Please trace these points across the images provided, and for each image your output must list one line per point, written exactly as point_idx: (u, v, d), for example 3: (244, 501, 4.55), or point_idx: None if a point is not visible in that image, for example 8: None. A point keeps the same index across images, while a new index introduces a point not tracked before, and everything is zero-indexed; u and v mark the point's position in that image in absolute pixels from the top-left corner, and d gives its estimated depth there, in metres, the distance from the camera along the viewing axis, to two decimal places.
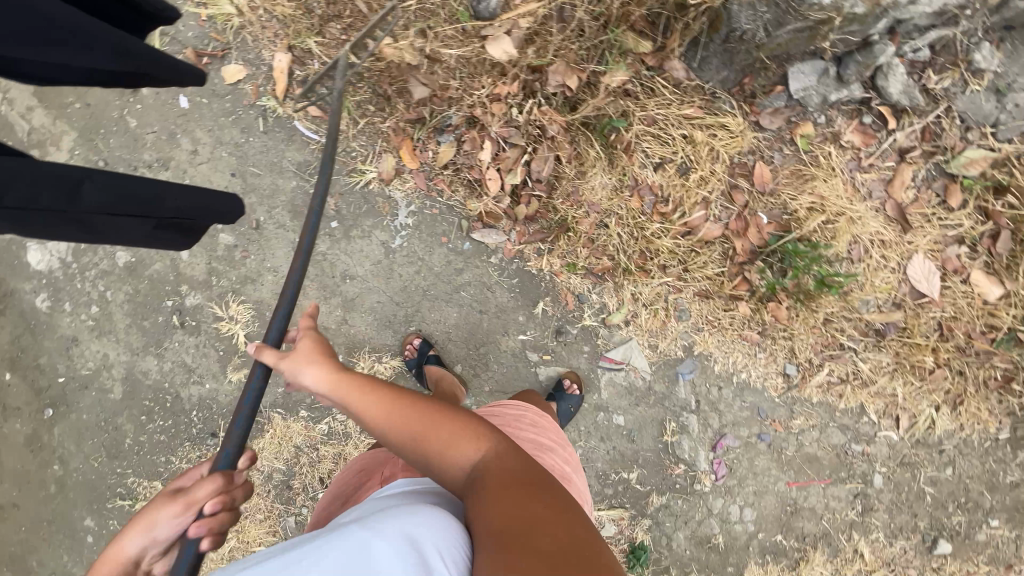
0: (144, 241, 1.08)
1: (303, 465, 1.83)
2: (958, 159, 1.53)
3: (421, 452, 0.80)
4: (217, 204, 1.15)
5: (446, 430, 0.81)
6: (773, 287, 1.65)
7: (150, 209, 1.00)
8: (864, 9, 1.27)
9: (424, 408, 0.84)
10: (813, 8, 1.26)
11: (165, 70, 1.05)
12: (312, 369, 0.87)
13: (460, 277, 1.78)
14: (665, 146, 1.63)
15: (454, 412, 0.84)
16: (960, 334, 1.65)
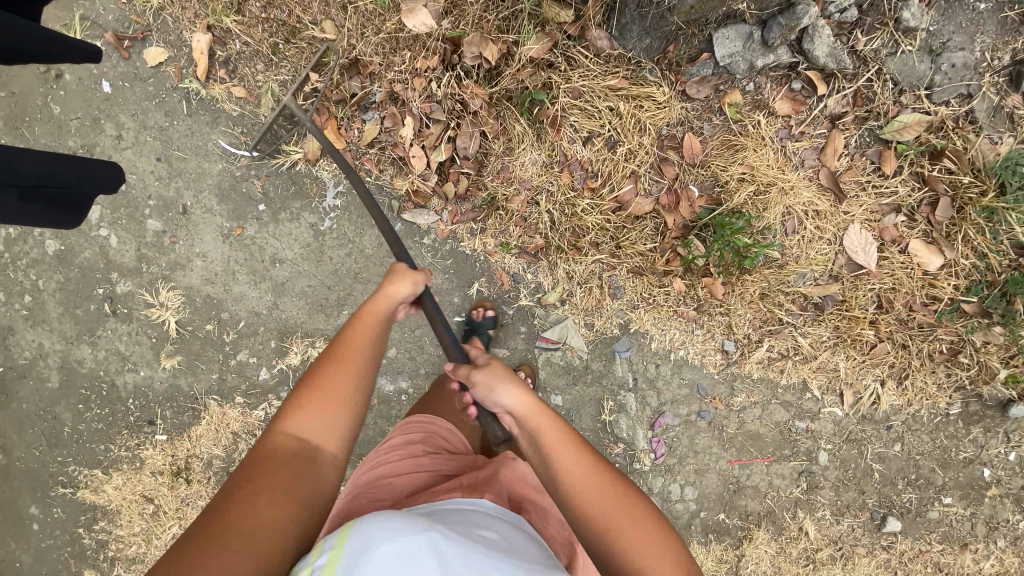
0: (26, 217, 1.04)
1: (242, 451, 1.82)
2: (892, 124, 1.47)
3: (610, 542, 0.80)
4: (91, 173, 1.15)
5: (628, 528, 0.80)
6: (692, 263, 1.62)
7: (14, 174, 0.97)
8: None
9: (621, 491, 0.83)
10: None
11: (32, 38, 1.00)
12: (508, 388, 0.90)
13: (392, 259, 1.74)
14: (592, 120, 1.58)
15: (645, 513, 0.82)
16: (900, 306, 1.60)
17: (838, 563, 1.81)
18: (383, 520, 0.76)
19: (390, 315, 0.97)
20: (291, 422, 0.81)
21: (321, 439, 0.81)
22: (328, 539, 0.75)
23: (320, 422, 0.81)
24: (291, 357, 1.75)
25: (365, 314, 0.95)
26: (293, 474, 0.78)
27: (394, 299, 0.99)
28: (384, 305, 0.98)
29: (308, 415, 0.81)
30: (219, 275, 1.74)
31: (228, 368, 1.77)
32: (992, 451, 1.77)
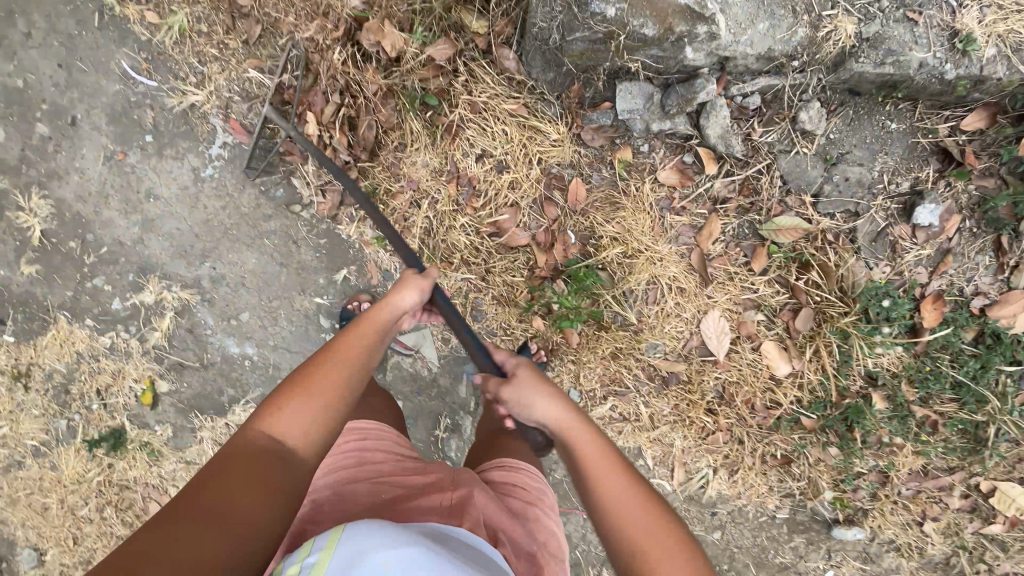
0: None
1: (83, 372, 1.82)
2: (771, 222, 1.44)
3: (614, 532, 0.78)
4: None
5: (629, 512, 0.78)
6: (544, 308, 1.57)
7: None
8: (653, 32, 1.20)
9: (625, 480, 0.82)
10: (596, 18, 1.20)
11: None
12: (540, 403, 0.96)
13: (267, 224, 1.71)
14: (488, 139, 1.54)
15: (660, 507, 0.79)
16: (742, 401, 1.59)
17: None
18: (372, 531, 0.67)
19: (393, 311, 1.01)
20: (269, 422, 0.73)
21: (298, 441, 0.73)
22: (315, 540, 0.66)
23: (300, 429, 0.74)
24: (145, 295, 1.75)
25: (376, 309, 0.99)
26: (258, 470, 0.68)
27: (402, 302, 1.04)
28: (395, 303, 1.03)
29: (295, 415, 0.75)
30: (92, 195, 1.72)
31: (83, 290, 1.77)
32: (810, 564, 1.72)
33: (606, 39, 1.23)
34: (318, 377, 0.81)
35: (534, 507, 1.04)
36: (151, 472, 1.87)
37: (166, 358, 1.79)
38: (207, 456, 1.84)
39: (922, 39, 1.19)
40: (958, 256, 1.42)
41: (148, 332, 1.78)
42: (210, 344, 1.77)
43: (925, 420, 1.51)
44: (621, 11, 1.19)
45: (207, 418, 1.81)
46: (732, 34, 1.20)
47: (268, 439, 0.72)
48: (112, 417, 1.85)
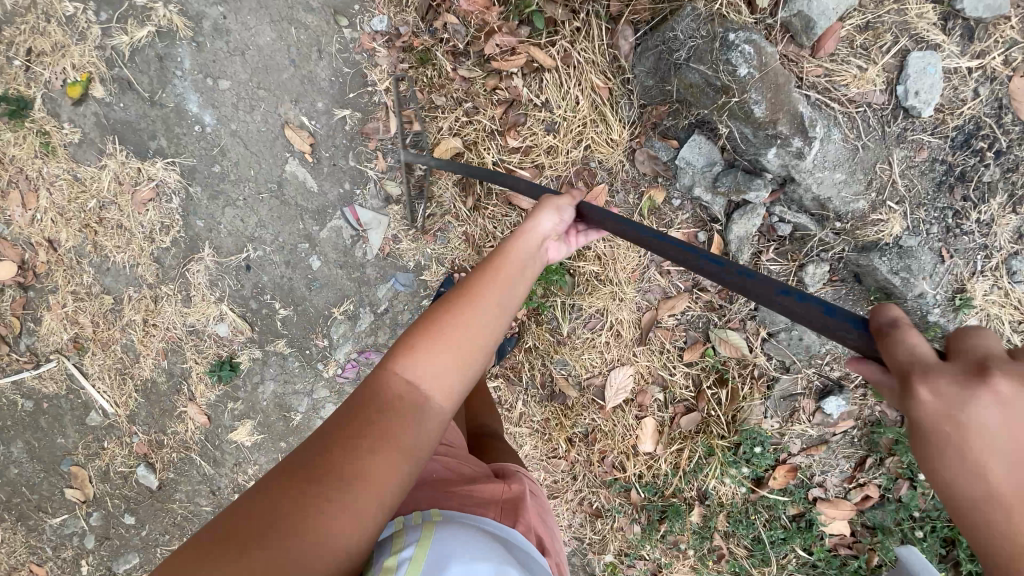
0: None
1: (24, 22, 1.57)
2: (723, 329, 1.52)
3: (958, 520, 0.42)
4: None
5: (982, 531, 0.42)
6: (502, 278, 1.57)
7: None
8: (761, 117, 1.19)
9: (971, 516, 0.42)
10: (726, 66, 1.18)
11: None
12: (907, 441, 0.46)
13: (303, 16, 1.54)
14: (557, 96, 1.47)
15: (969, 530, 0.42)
16: (597, 449, 1.69)
17: None
18: (459, 535, 0.69)
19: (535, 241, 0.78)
20: (397, 363, 0.59)
21: (441, 390, 0.59)
22: (409, 533, 0.67)
23: (438, 367, 0.59)
24: None
25: (514, 239, 0.77)
26: (395, 420, 0.55)
27: (547, 226, 0.81)
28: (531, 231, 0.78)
29: (436, 345, 0.60)
30: None
31: None
32: None
33: (720, 90, 1.22)
34: (477, 297, 0.65)
35: (556, 516, 1.04)
36: (30, 162, 1.65)
37: (115, 66, 1.56)
38: (98, 186, 1.65)
39: (936, 277, 1.28)
40: (829, 449, 1.57)
41: (115, 29, 1.55)
42: (171, 85, 1.58)
43: (716, 551, 1.68)
44: (750, 76, 1.17)
45: (121, 151, 1.62)
46: (814, 163, 1.23)
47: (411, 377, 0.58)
48: (25, 83, 1.60)
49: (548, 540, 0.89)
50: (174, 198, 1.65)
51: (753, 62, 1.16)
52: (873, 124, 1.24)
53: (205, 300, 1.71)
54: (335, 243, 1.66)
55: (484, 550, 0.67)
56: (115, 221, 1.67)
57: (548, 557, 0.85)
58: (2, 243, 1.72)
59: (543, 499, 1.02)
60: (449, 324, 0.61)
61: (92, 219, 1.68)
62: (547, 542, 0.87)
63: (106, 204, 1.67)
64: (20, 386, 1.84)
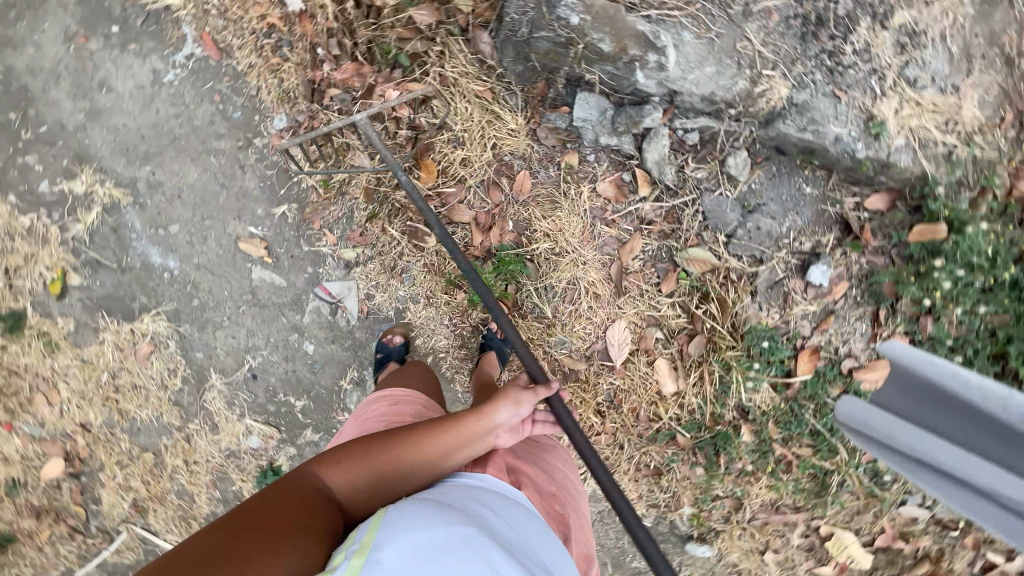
0: None
1: None
2: (686, 250, 1.53)
3: None
4: None
5: None
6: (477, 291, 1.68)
7: None
8: (610, 48, 1.32)
9: None
10: (561, 21, 1.32)
11: None
12: None
13: (217, 143, 1.71)
14: (449, 114, 1.58)
15: None
16: (627, 409, 1.70)
17: None
18: (411, 514, 0.72)
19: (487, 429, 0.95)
20: (322, 468, 0.85)
21: (354, 494, 0.85)
22: (360, 532, 0.70)
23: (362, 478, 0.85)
24: (75, 184, 1.71)
25: (479, 413, 0.96)
26: (316, 508, 0.78)
27: (503, 420, 0.97)
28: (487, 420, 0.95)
29: (366, 466, 0.86)
30: (43, 71, 1.68)
31: (13, 164, 1.72)
32: None
33: (567, 45, 1.35)
34: (421, 444, 0.90)
35: (554, 454, 1.15)
36: (43, 363, 1.82)
37: (82, 252, 1.74)
38: (105, 359, 1.80)
39: (842, 116, 1.33)
40: (840, 318, 1.55)
41: (70, 222, 1.73)
42: (132, 248, 1.74)
43: (782, 460, 1.66)
44: (583, 22, 1.30)
45: (111, 321, 1.77)
46: (681, 69, 1.32)
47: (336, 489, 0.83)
48: (14, 299, 1.79)
49: (525, 476, 1.00)
50: (170, 342, 1.78)
51: (579, 8, 1.30)
52: (717, 13, 1.31)
53: (230, 421, 1.82)
54: (321, 323, 1.77)
55: (440, 524, 0.69)
56: (129, 384, 1.81)
57: (524, 488, 0.96)
58: (45, 444, 1.87)
59: (530, 442, 1.15)
60: (380, 449, 0.88)
61: (109, 391, 1.82)
62: (522, 477, 0.99)
63: (116, 373, 1.81)
64: (104, 565, 1.95)
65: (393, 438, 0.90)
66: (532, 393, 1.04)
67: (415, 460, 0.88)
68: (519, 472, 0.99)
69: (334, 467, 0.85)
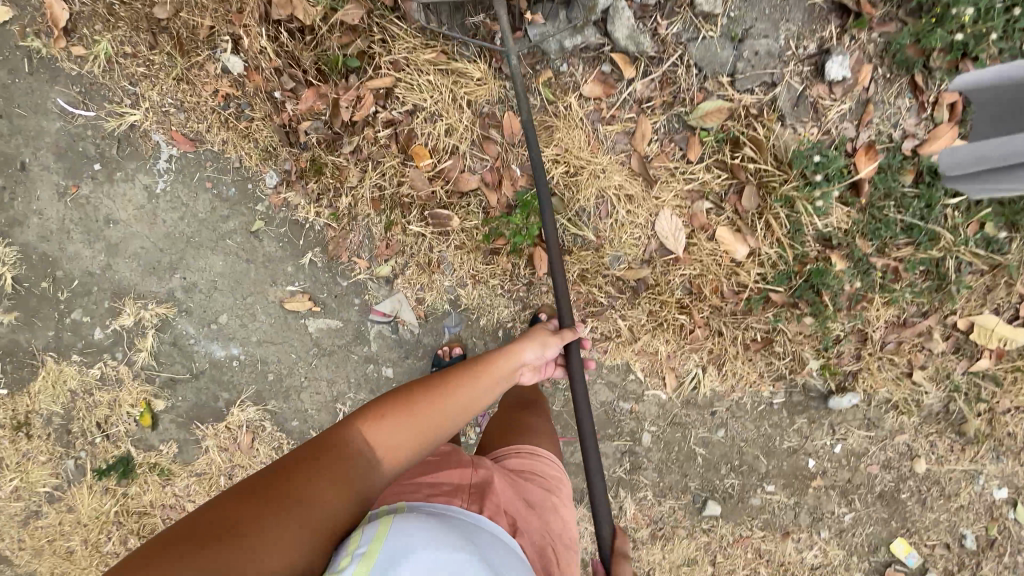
0: None
1: (82, 408, 1.85)
2: (697, 110, 1.47)
3: None
4: None
5: None
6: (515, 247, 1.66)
7: None
8: None
9: None
10: None
11: None
12: None
13: (226, 225, 1.75)
14: (416, 94, 1.58)
15: None
16: (710, 293, 1.62)
17: (656, 543, 1.83)
18: (414, 526, 0.79)
19: (515, 361, 1.16)
20: (368, 427, 0.85)
21: (392, 454, 0.85)
22: (366, 530, 0.78)
23: (393, 442, 0.86)
24: (124, 318, 1.78)
25: (502, 354, 1.15)
26: (345, 465, 0.81)
27: (525, 356, 1.19)
28: (518, 355, 1.18)
29: (395, 429, 0.87)
30: (54, 233, 1.76)
31: (64, 326, 1.80)
32: (818, 442, 1.82)
33: None
34: (442, 403, 0.94)
35: (552, 493, 1.17)
36: (164, 493, 1.88)
37: (156, 376, 1.81)
38: (216, 465, 1.85)
39: None
40: (878, 104, 1.48)
41: (134, 355, 1.80)
42: (196, 353, 1.79)
43: (887, 270, 1.56)
44: None
45: (207, 427, 1.82)
46: None
47: (369, 453, 0.83)
48: (117, 446, 1.87)
49: (522, 522, 1.03)
50: (265, 423, 1.82)
51: None
52: None
53: None
54: (390, 344, 1.79)
55: (443, 545, 0.77)
56: (245, 479, 1.85)
57: (518, 533, 1.00)
58: None
59: (528, 477, 1.18)
60: (417, 412, 0.90)
61: None
62: (517, 521, 1.03)
63: (231, 472, 1.85)
64: None
65: (420, 399, 0.92)
66: (556, 337, 1.30)
67: (450, 416, 0.94)
68: (514, 515, 1.02)
69: (374, 426, 0.87)
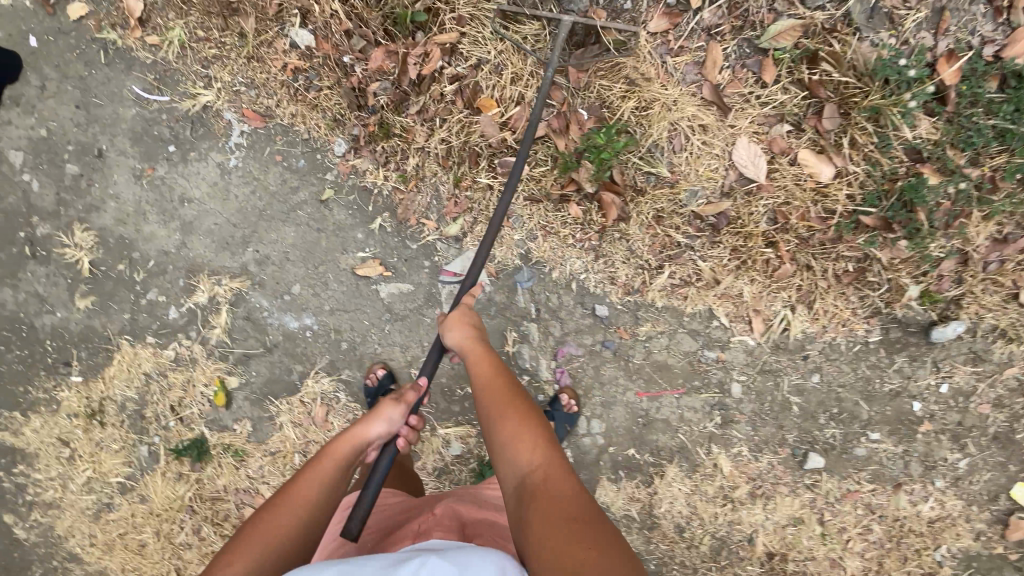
0: None
1: (155, 393, 1.83)
2: (768, 32, 1.46)
3: None
4: None
5: None
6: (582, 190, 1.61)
7: None
8: None
9: None
10: None
11: None
12: None
13: (296, 196, 1.77)
14: (480, 47, 1.61)
15: None
16: (797, 220, 1.56)
17: (757, 503, 1.69)
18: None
19: (358, 443, 1.11)
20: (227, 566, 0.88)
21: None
22: None
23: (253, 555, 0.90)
24: (198, 295, 1.78)
25: (340, 440, 1.11)
26: None
27: (373, 433, 1.14)
28: (364, 432, 1.13)
29: (249, 553, 0.89)
30: (131, 216, 1.80)
31: (140, 308, 1.81)
32: (921, 382, 1.70)
33: None
34: (300, 498, 0.99)
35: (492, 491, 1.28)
36: (238, 477, 1.83)
37: (230, 353, 1.80)
38: (291, 442, 1.80)
39: None
40: (954, 11, 1.44)
41: (208, 332, 1.80)
42: (269, 326, 1.78)
43: (980, 181, 1.50)
44: None
45: (282, 403, 1.79)
46: None
47: None
48: (190, 430, 1.83)
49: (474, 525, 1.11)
50: (339, 394, 1.78)
51: None
52: None
53: (425, 441, 1.76)
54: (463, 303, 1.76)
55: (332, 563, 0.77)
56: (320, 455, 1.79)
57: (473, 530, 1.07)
58: None
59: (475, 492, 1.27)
60: (265, 527, 0.94)
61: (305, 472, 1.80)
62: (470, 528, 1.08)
63: (306, 449, 1.80)
64: None
65: (262, 515, 0.97)
66: (399, 400, 1.20)
67: (317, 491, 1.01)
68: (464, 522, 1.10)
69: (250, 541, 0.91)
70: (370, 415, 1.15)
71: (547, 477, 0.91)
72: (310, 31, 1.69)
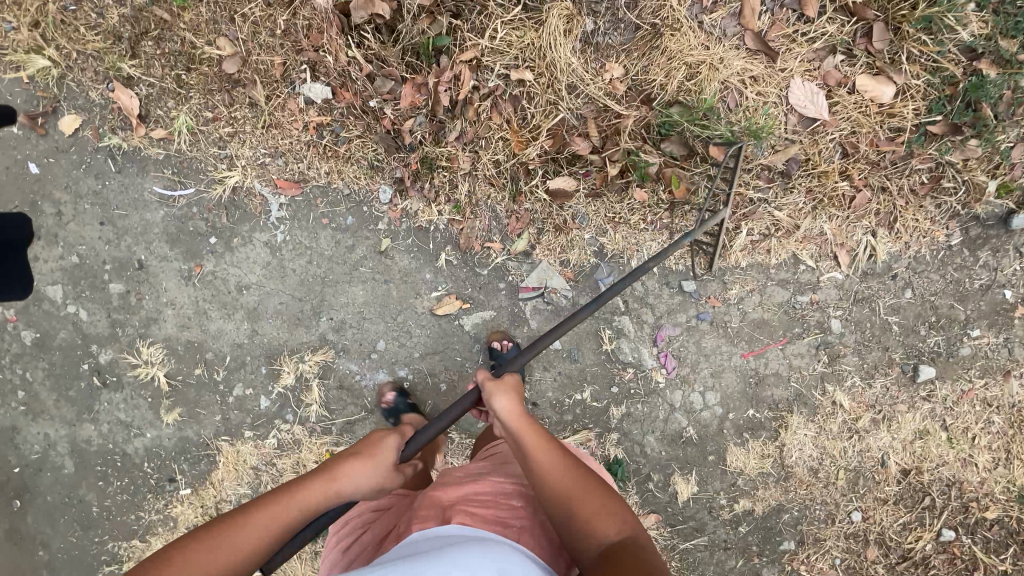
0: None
1: (268, 483, 1.80)
2: None
3: None
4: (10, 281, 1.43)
5: None
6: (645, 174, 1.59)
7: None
8: None
9: None
10: None
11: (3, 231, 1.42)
12: None
13: (355, 254, 1.71)
14: (505, 55, 1.54)
15: None
16: (866, 146, 1.56)
17: (881, 427, 1.74)
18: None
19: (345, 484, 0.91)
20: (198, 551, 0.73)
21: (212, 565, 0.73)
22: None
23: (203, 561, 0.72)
24: (285, 377, 1.74)
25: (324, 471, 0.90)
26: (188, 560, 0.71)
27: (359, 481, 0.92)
28: (350, 477, 0.91)
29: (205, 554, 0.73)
30: (192, 317, 1.74)
31: (230, 406, 1.77)
32: None
33: None
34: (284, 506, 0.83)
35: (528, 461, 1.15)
36: None
37: (333, 425, 1.77)
38: None
39: None
40: None
41: (306, 411, 1.77)
42: (364, 388, 1.75)
43: None
44: None
45: None
46: None
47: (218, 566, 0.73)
48: None
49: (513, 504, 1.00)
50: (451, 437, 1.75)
51: None
52: None
53: None
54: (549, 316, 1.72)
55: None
56: None
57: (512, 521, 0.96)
58: None
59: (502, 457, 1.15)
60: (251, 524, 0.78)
61: None
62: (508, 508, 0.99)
63: None
64: None
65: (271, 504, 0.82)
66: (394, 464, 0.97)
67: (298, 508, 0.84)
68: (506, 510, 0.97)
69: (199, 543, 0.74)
70: (357, 456, 0.94)
71: (643, 551, 0.82)
72: (324, 83, 1.60)
